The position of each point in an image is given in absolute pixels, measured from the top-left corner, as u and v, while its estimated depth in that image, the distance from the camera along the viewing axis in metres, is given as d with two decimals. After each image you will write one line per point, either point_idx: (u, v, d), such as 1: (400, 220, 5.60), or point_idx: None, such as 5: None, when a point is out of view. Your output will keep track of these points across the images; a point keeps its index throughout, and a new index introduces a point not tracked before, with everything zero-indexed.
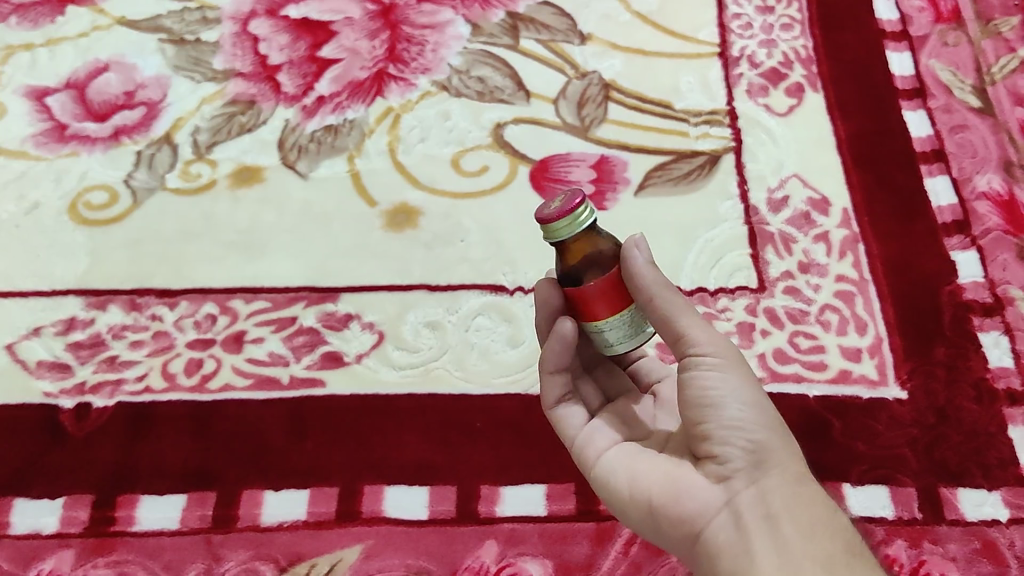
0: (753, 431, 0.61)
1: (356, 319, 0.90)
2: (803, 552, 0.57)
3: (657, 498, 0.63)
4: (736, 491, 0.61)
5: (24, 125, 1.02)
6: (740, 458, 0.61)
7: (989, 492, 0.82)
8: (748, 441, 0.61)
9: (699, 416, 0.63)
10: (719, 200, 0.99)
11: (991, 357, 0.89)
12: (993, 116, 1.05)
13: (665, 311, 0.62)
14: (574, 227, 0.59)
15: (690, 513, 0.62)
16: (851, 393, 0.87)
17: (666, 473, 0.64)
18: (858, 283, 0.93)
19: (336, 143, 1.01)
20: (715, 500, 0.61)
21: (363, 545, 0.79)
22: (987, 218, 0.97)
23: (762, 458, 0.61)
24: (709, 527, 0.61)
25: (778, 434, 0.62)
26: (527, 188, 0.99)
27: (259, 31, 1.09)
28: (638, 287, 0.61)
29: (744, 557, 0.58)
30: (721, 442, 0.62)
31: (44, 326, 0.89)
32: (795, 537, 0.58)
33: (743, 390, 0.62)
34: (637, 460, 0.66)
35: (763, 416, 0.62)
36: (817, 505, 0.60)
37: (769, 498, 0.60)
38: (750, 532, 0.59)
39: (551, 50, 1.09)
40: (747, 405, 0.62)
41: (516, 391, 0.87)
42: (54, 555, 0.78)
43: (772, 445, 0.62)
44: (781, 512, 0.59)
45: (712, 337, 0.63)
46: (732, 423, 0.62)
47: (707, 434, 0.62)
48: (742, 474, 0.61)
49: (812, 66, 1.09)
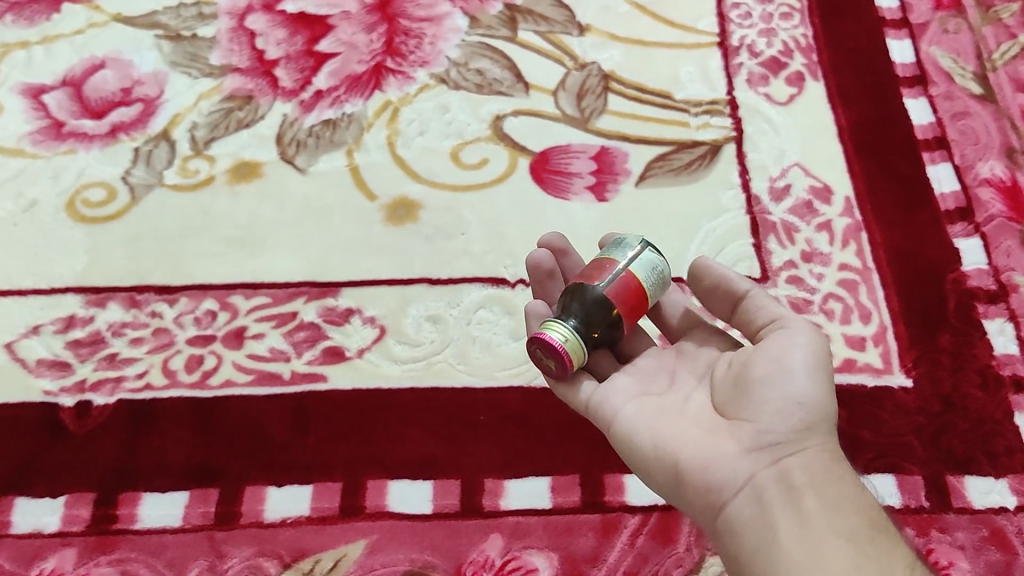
0: (805, 407, 0.62)
1: (357, 314, 0.90)
2: (826, 527, 0.57)
3: (686, 463, 0.62)
4: (765, 464, 0.61)
5: (21, 124, 1.01)
6: (785, 432, 0.61)
7: (996, 480, 0.82)
8: (798, 418, 0.62)
9: (764, 378, 0.63)
10: (721, 189, 0.98)
11: (995, 344, 0.88)
12: (994, 103, 1.04)
13: (756, 301, 0.69)
14: (577, 355, 0.65)
15: (717, 482, 0.61)
16: (856, 381, 0.87)
17: (697, 439, 0.63)
18: (861, 272, 0.93)
19: (334, 137, 1.01)
20: (743, 472, 0.61)
21: (366, 540, 0.79)
22: (990, 205, 0.97)
23: (805, 436, 0.62)
24: (733, 499, 0.61)
25: (825, 415, 0.63)
26: (527, 180, 0.98)
27: (255, 26, 1.08)
28: (730, 284, 0.70)
29: (767, 531, 0.58)
30: (772, 412, 0.62)
31: (43, 324, 0.89)
32: (818, 511, 0.58)
33: (811, 365, 0.63)
34: (664, 422, 0.65)
35: (824, 397, 0.63)
36: (844, 483, 0.60)
37: (796, 474, 0.60)
38: (773, 505, 0.59)
39: (550, 41, 1.08)
40: (812, 380, 0.63)
41: (519, 383, 0.86)
42: (56, 553, 0.78)
43: (817, 424, 0.62)
44: (806, 486, 0.59)
45: (805, 321, 0.66)
46: (788, 394, 0.62)
47: (761, 399, 0.62)
48: (776, 448, 0.61)
49: (812, 54, 1.09)
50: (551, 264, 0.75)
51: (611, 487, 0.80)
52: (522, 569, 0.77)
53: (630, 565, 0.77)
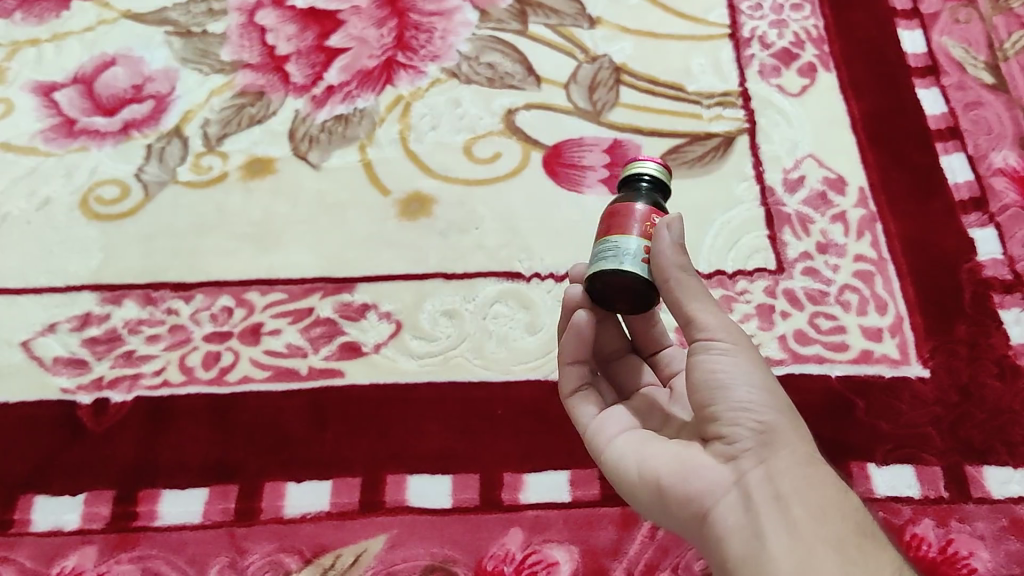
0: (761, 411, 0.61)
1: (372, 309, 0.90)
2: (815, 535, 0.56)
3: (665, 480, 0.62)
4: (743, 472, 0.60)
5: (32, 121, 1.01)
6: (749, 438, 0.60)
7: (1015, 470, 0.82)
8: (755, 421, 0.61)
9: (708, 398, 0.62)
10: (735, 181, 0.98)
11: (1012, 334, 0.88)
12: (1006, 92, 1.04)
13: (680, 297, 0.63)
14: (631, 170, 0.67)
15: (696, 495, 0.61)
16: (873, 372, 0.87)
17: (673, 456, 0.63)
18: (877, 263, 0.93)
19: (346, 132, 1.00)
20: (721, 482, 0.60)
21: (387, 534, 0.79)
22: (1004, 195, 0.97)
23: (775, 439, 0.61)
24: (716, 508, 0.60)
25: (786, 414, 0.62)
26: (540, 173, 0.98)
27: (265, 21, 1.08)
28: (658, 269, 0.62)
29: (754, 540, 0.57)
30: (729, 423, 0.61)
31: (59, 322, 0.89)
32: (805, 518, 0.57)
33: (750, 372, 0.62)
34: (644, 447, 0.65)
35: (778, 398, 0.62)
36: (828, 486, 0.59)
37: (777, 480, 0.59)
38: (759, 513, 0.58)
39: (560, 34, 1.08)
40: (757, 385, 0.62)
41: (536, 377, 0.86)
42: (76, 551, 0.78)
43: (780, 424, 0.61)
44: (789, 494, 0.58)
45: (731, 328, 0.63)
46: (741, 404, 0.61)
47: (716, 414, 0.62)
48: (749, 455, 0.60)
49: (823, 46, 1.08)
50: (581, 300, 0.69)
51: None
52: (543, 563, 0.78)
53: (650, 558, 0.78)
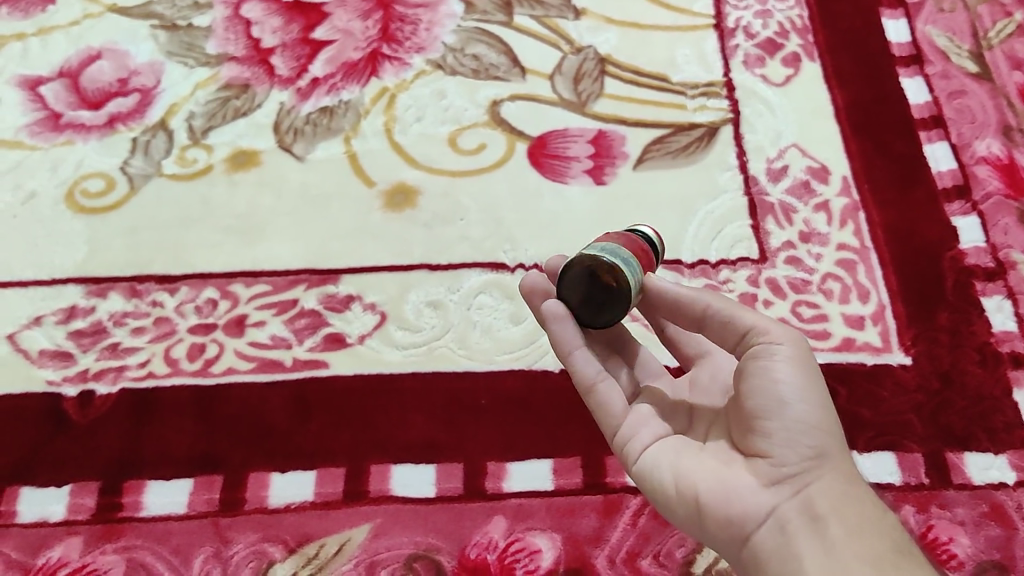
0: (812, 435, 0.60)
1: (357, 301, 0.90)
2: (853, 553, 0.57)
3: (706, 496, 0.61)
4: (786, 495, 0.60)
5: (18, 116, 1.01)
6: (799, 462, 0.60)
7: (995, 456, 0.82)
8: (806, 445, 0.60)
9: (763, 410, 0.61)
10: (718, 171, 0.98)
11: (994, 321, 0.89)
12: (990, 81, 1.04)
13: (721, 316, 0.65)
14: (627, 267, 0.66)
15: (738, 515, 0.60)
16: (854, 360, 0.87)
17: (716, 473, 0.61)
18: (859, 251, 0.93)
19: (331, 125, 1.01)
20: (764, 505, 0.60)
21: (370, 524, 0.79)
22: (987, 183, 0.97)
23: (820, 463, 0.60)
24: (757, 530, 0.60)
25: (833, 437, 0.61)
26: (524, 164, 0.98)
27: (251, 14, 1.08)
28: (686, 300, 0.65)
29: (793, 562, 0.58)
30: (780, 444, 0.60)
31: (44, 315, 0.89)
32: (843, 538, 0.58)
33: (809, 387, 0.61)
34: (682, 457, 0.63)
35: (829, 422, 0.61)
36: (865, 504, 0.60)
37: (819, 502, 0.59)
38: (799, 535, 0.59)
39: (545, 25, 1.08)
40: (812, 405, 0.61)
41: (520, 367, 0.86)
42: (62, 542, 0.78)
43: (828, 449, 0.61)
44: (829, 514, 0.59)
45: (788, 334, 0.63)
46: (794, 426, 0.60)
47: (767, 432, 0.61)
48: (793, 478, 0.60)
49: (808, 36, 1.08)
50: (545, 284, 0.70)
51: (612, 469, 0.81)
52: (526, 551, 0.78)
53: (632, 546, 0.78)
